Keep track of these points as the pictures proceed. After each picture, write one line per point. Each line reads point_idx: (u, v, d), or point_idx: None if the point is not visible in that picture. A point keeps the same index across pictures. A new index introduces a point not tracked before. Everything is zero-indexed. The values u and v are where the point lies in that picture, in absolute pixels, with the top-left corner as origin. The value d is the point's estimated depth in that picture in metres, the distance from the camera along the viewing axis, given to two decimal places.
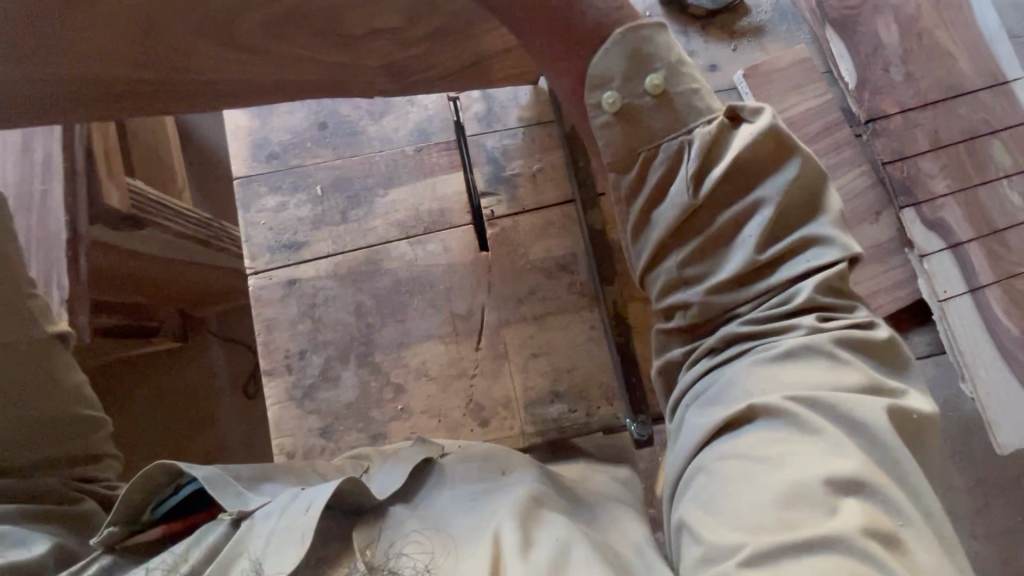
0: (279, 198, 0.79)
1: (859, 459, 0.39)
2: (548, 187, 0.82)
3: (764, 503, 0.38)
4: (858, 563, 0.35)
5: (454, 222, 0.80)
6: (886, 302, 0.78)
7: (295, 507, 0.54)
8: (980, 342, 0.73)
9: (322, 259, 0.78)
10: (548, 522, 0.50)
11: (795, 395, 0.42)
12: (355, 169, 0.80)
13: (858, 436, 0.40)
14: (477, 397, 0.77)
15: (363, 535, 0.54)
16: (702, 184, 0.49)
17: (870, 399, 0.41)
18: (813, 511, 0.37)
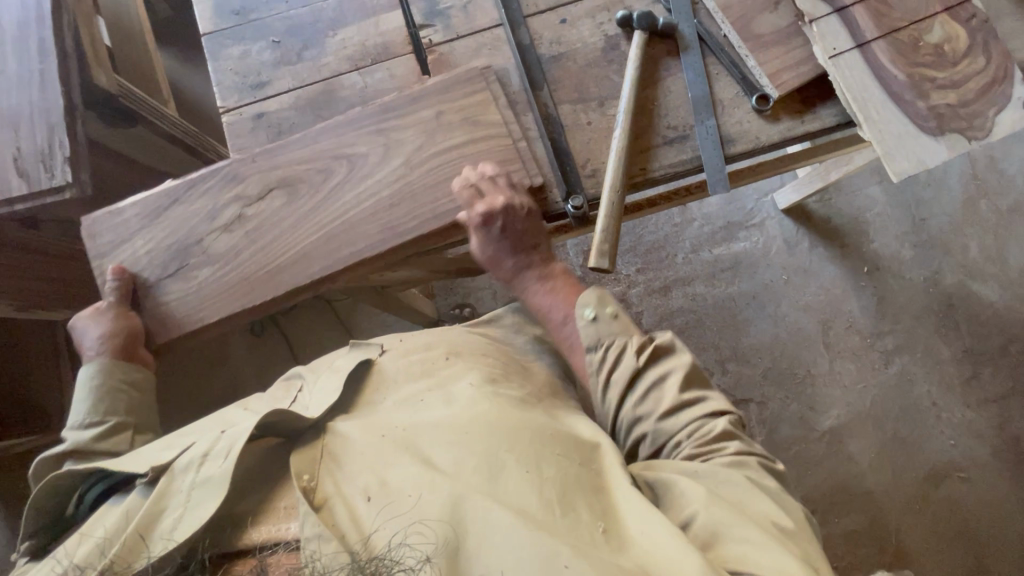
0: (190, 272, 0.95)
1: (752, 504, 0.71)
2: (478, 15, 0.92)
3: (704, 474, 0.75)
4: (747, 528, 0.67)
5: (397, 53, 0.92)
6: (789, 78, 0.87)
7: (220, 449, 0.78)
8: (870, 88, 0.81)
9: (284, 93, 0.93)
10: (481, 516, 0.69)
11: (734, 480, 0.74)
12: (278, 221, 0.91)
13: (739, 490, 0.73)
14: (432, 198, 0.87)
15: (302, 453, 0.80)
16: (639, 385, 0.84)
17: (725, 473, 0.75)
18: (712, 490, 0.73)
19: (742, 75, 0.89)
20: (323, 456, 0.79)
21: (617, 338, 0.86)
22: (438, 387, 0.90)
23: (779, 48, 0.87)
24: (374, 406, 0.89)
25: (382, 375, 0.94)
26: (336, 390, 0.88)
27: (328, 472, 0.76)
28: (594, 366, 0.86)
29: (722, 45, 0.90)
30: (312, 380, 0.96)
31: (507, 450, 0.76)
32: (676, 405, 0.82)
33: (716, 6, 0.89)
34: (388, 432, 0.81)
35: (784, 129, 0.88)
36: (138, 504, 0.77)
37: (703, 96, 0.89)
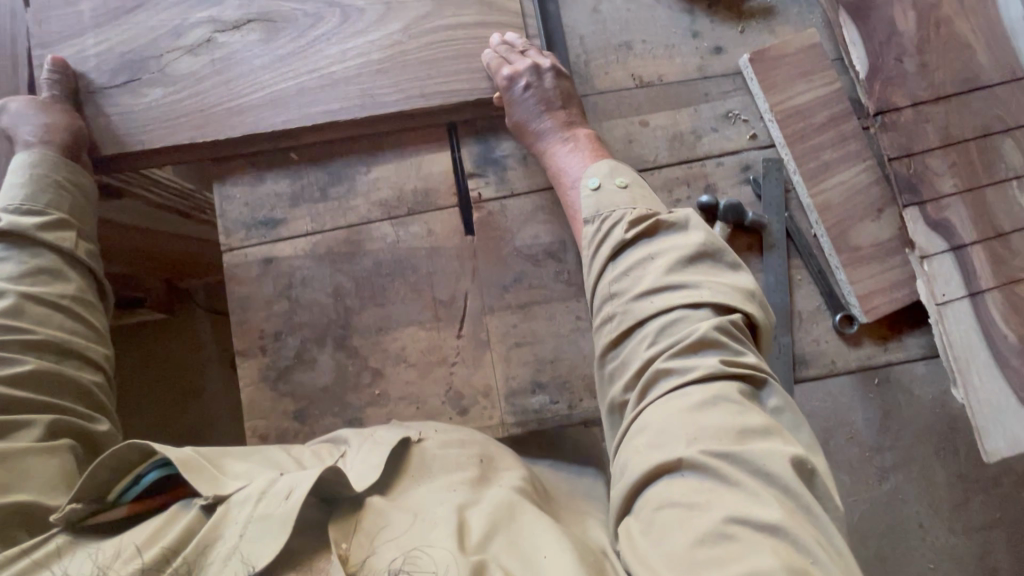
0: (141, 87, 0.78)
1: (780, 511, 0.43)
2: (538, 171, 0.78)
3: (670, 421, 0.51)
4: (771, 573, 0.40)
5: (439, 203, 0.77)
6: (881, 303, 0.76)
7: (273, 492, 0.52)
8: (976, 349, 0.71)
9: (301, 237, 0.76)
10: None
11: (702, 451, 0.48)
12: (249, 59, 0.77)
13: (754, 484, 0.45)
14: (457, 384, 0.75)
15: (339, 529, 0.54)
16: (621, 255, 0.62)
17: (750, 443, 0.47)
18: (711, 486, 0.46)
19: (828, 288, 0.78)
20: (356, 529, 0.54)
21: (618, 207, 0.65)
22: (480, 474, 0.63)
23: (876, 267, 0.77)
24: (408, 492, 0.59)
25: (415, 459, 0.64)
26: (380, 465, 0.59)
27: (361, 542, 0.53)
28: (591, 235, 0.66)
29: (810, 247, 0.79)
30: (356, 444, 0.65)
31: (538, 532, 0.53)
32: (660, 287, 0.58)
33: (812, 203, 0.77)
34: (422, 507, 0.57)
35: (863, 357, 0.78)
36: (188, 538, 0.51)
37: (781, 306, 0.78)
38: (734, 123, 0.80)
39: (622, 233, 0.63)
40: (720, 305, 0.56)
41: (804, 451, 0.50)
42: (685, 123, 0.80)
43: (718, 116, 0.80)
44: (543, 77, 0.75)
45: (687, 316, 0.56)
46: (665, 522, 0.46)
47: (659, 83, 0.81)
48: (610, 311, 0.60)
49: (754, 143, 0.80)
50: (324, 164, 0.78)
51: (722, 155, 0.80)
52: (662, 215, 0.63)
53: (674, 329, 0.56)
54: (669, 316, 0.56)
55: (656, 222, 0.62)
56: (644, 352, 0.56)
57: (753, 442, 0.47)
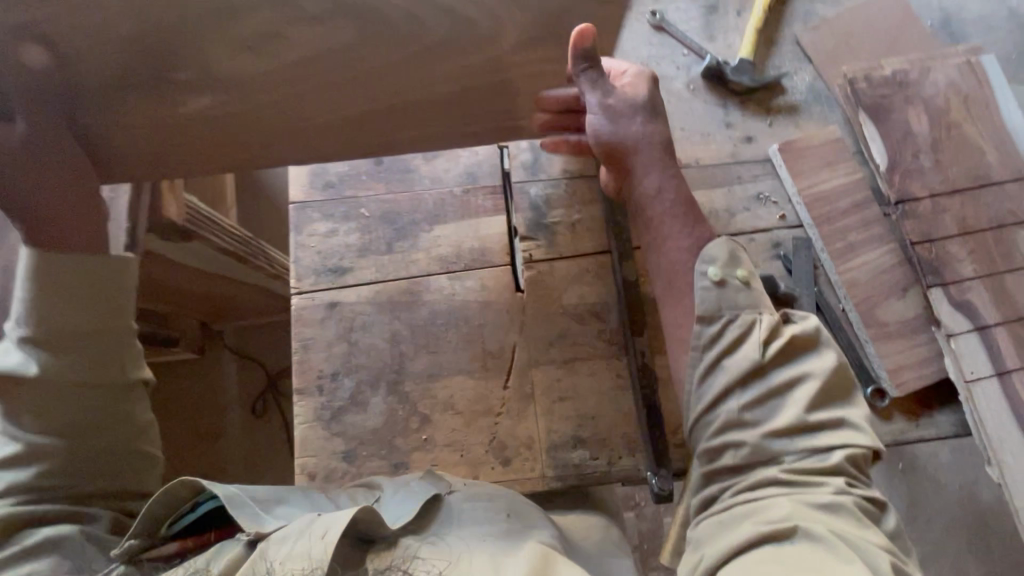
0: None
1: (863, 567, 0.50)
2: (585, 237, 0.85)
3: (776, 504, 0.58)
4: None
5: (493, 261, 0.84)
6: (910, 378, 0.79)
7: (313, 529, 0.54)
8: (1007, 427, 0.73)
9: (365, 285, 0.82)
10: None
11: (816, 527, 0.55)
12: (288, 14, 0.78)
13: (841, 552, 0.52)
14: (501, 435, 0.78)
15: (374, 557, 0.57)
16: (719, 371, 0.66)
17: (819, 501, 0.57)
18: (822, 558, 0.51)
19: (858, 361, 0.81)
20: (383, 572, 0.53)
21: (735, 311, 0.68)
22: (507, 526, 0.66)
23: (904, 343, 0.80)
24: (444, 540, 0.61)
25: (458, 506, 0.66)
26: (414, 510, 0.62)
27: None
28: (702, 335, 0.68)
29: (840, 321, 0.83)
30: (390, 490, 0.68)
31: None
32: (761, 399, 0.64)
33: (841, 280, 0.83)
34: (452, 553, 0.58)
35: (895, 431, 0.80)
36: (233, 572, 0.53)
37: None
38: (765, 203, 0.88)
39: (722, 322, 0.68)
40: (834, 424, 0.63)
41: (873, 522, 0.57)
42: (720, 202, 0.88)
43: (749, 196, 0.88)
44: (623, 91, 0.71)
45: (771, 386, 0.64)
46: (764, 572, 0.52)
47: (696, 165, 0.89)
48: (716, 420, 0.65)
49: (783, 223, 0.87)
50: (380, 154, 0.73)
51: (754, 232, 0.87)
52: (796, 331, 0.67)
53: (785, 396, 0.64)
54: (765, 397, 0.64)
55: (796, 336, 0.66)
56: (725, 451, 0.63)
57: (846, 546, 0.52)
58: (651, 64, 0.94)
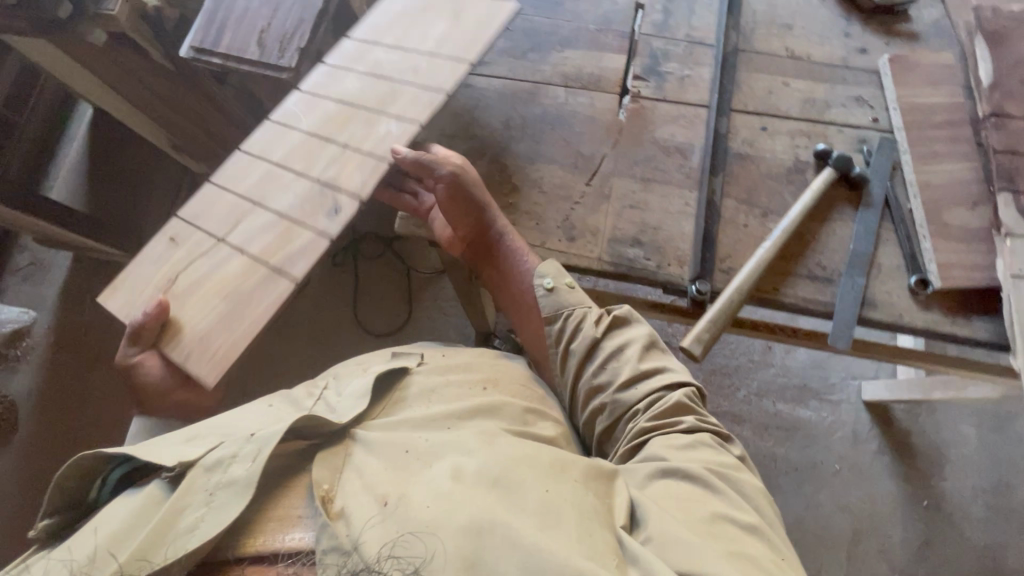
0: None
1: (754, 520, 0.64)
2: (689, 90, 0.97)
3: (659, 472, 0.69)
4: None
5: (605, 88, 0.97)
6: (957, 275, 0.84)
7: (243, 452, 0.61)
8: None
9: (497, 78, 0.98)
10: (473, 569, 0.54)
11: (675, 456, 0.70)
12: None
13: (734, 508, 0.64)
14: (573, 218, 0.91)
15: (322, 455, 0.66)
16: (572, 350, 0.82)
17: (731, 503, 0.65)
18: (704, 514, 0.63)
19: (910, 252, 0.88)
20: (345, 463, 0.66)
21: (571, 305, 0.84)
22: (468, 425, 0.74)
23: (961, 245, 0.86)
24: (392, 423, 0.73)
25: (400, 399, 0.78)
26: (364, 395, 0.73)
27: (344, 480, 0.63)
28: (553, 332, 0.84)
29: (903, 215, 0.89)
30: (343, 381, 0.81)
31: (514, 484, 0.63)
32: (601, 361, 0.80)
33: (915, 178, 0.89)
34: (401, 438, 0.69)
35: (929, 319, 0.85)
36: (152, 504, 0.60)
37: (864, 253, 0.88)
38: (861, 105, 0.96)
39: (572, 320, 0.83)
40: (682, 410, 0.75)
41: (711, 430, 0.74)
42: (819, 94, 0.96)
43: (848, 97, 0.96)
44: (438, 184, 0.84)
45: (603, 355, 0.80)
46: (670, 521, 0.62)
47: (806, 60, 0.98)
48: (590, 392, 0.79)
49: (874, 125, 0.95)
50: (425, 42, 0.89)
51: (844, 126, 0.95)
52: (614, 310, 0.84)
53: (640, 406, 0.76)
54: (619, 378, 0.77)
55: (618, 317, 0.83)
56: (599, 396, 0.79)
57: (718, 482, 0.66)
58: None
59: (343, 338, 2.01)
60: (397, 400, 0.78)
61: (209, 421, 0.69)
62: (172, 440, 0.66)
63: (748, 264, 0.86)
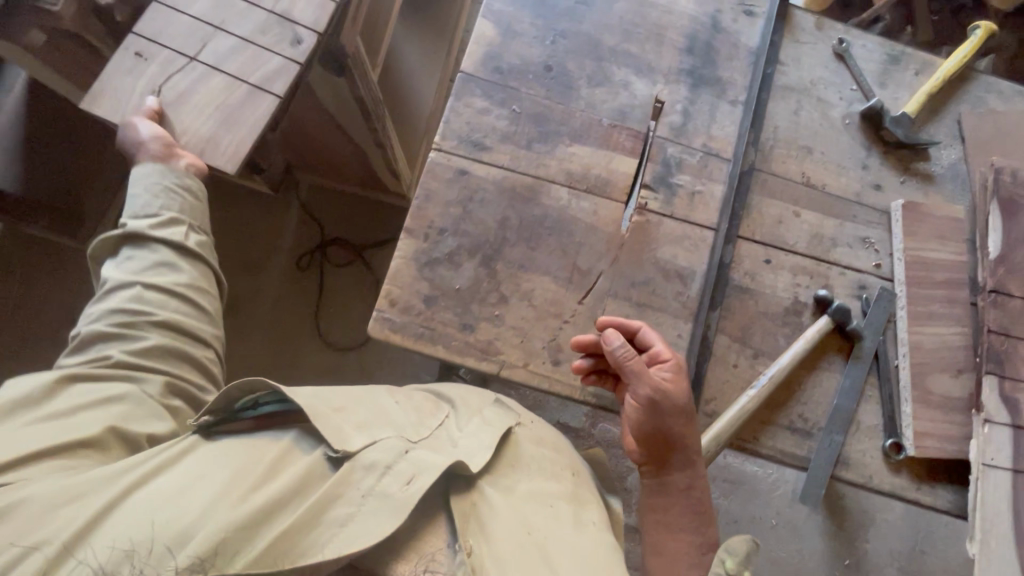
0: None
1: None
2: (699, 208, 0.91)
3: None
4: None
5: (611, 194, 0.90)
6: (931, 445, 0.84)
7: (396, 470, 0.65)
8: (1001, 516, 0.79)
9: (496, 167, 0.89)
10: None
11: None
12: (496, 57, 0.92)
13: None
14: (560, 339, 0.85)
15: (456, 495, 0.68)
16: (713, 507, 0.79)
17: None
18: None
19: (889, 413, 0.87)
20: (471, 510, 0.67)
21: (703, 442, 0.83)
22: (569, 490, 0.76)
23: (940, 414, 0.86)
24: (510, 480, 0.74)
25: (515, 450, 0.78)
26: (488, 445, 0.74)
27: (476, 533, 0.65)
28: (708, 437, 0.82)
29: (889, 373, 0.88)
30: (463, 416, 0.81)
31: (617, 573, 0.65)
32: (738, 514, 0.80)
33: (906, 338, 0.88)
34: (517, 514, 0.69)
35: (896, 484, 0.86)
36: (313, 477, 0.65)
37: (846, 410, 0.87)
38: (866, 248, 0.93)
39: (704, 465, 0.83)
40: None
41: None
42: (828, 229, 0.93)
43: (855, 236, 0.93)
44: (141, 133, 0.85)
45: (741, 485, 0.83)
46: None
47: (821, 189, 0.94)
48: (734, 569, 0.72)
49: (876, 271, 0.92)
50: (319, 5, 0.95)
51: (847, 268, 0.92)
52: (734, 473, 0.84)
53: None
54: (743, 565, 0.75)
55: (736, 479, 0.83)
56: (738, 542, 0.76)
57: None
58: (819, 86, 0.98)
59: (304, 349, 1.89)
60: (507, 458, 0.77)
61: (362, 409, 0.74)
62: (325, 406, 0.71)
63: (731, 412, 0.83)
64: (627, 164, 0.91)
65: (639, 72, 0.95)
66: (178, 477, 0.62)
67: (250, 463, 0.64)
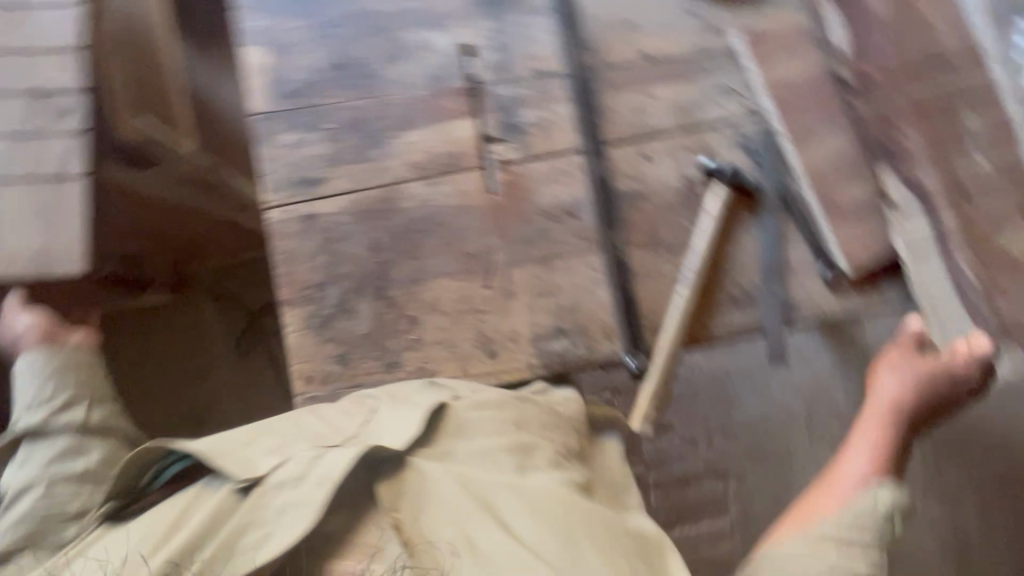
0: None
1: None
2: (556, 136, 0.86)
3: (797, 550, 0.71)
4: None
5: (467, 166, 0.84)
6: (862, 256, 0.84)
7: (309, 479, 0.58)
8: (939, 289, 0.83)
9: (340, 195, 0.82)
10: None
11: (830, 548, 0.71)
12: (287, 81, 0.83)
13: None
14: (486, 331, 0.82)
15: (387, 483, 0.61)
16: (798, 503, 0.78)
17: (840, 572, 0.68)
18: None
19: (815, 243, 0.86)
20: (398, 491, 0.61)
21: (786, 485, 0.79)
22: (518, 442, 0.68)
23: (859, 223, 0.85)
24: (448, 452, 0.66)
25: (449, 425, 0.68)
26: (418, 422, 0.65)
27: (410, 513, 0.60)
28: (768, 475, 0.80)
29: (800, 207, 0.87)
30: (389, 407, 0.69)
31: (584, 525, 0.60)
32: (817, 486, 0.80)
33: (803, 167, 0.85)
34: (458, 476, 0.63)
35: (847, 305, 0.86)
36: (222, 514, 0.58)
37: (776, 261, 0.86)
38: (731, 96, 0.89)
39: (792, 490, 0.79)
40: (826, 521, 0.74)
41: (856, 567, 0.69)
42: (687, 96, 0.89)
43: (715, 90, 0.89)
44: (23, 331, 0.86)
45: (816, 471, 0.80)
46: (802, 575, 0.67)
47: (663, 59, 0.89)
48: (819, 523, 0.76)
49: (748, 114, 0.89)
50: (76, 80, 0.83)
51: (721, 125, 0.88)
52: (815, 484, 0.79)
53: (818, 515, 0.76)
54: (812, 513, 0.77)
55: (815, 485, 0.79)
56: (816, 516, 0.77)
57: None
58: None
59: None
60: (447, 428, 0.68)
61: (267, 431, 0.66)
62: (228, 443, 0.64)
63: (671, 317, 0.82)
64: (468, 128, 0.85)
65: (435, 26, 0.86)
66: (91, 568, 0.57)
67: (151, 525, 0.59)
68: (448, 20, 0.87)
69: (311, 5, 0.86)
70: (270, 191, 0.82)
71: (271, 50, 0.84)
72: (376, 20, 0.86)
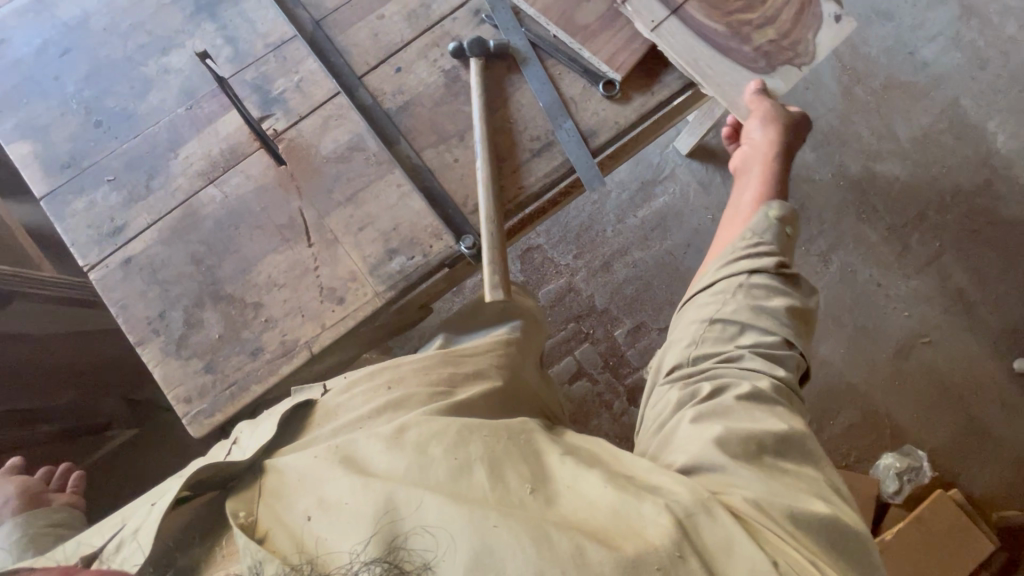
0: None
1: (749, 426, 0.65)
2: (313, 90, 0.90)
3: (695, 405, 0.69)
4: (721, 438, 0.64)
5: (246, 152, 0.88)
6: (623, 59, 0.89)
7: (151, 517, 0.63)
8: (696, 48, 0.87)
9: (145, 230, 0.86)
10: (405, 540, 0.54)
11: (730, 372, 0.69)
12: (55, 158, 0.88)
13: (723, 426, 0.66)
14: (327, 282, 0.85)
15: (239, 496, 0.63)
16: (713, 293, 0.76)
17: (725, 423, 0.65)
18: (616, 521, 0.55)
19: (582, 68, 0.90)
20: (261, 491, 0.63)
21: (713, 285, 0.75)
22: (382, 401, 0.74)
23: (607, 33, 0.90)
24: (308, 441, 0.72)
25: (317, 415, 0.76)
26: (271, 427, 0.73)
27: (264, 504, 0.62)
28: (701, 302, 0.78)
29: (554, 45, 0.92)
30: (246, 430, 0.76)
31: (437, 430, 0.63)
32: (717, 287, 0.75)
33: (536, 11, 0.91)
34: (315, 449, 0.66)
35: (637, 106, 0.89)
36: None
37: (554, 101, 0.90)
38: None
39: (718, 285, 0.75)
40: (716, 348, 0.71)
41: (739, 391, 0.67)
42: (414, 2, 0.94)
43: None
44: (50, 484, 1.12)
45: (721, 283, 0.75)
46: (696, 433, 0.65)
47: None
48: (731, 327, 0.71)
49: None
50: None
51: (455, 12, 0.93)
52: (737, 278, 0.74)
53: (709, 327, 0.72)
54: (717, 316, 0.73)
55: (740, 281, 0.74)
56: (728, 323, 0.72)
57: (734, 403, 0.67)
58: None
59: None
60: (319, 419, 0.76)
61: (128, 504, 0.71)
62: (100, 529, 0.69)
63: (480, 191, 0.85)
64: (233, 120, 0.89)
65: (165, 50, 0.91)
66: None
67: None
68: (175, 39, 0.92)
69: (50, 85, 0.91)
70: (82, 255, 0.86)
71: (32, 139, 0.89)
72: (111, 69, 0.91)
